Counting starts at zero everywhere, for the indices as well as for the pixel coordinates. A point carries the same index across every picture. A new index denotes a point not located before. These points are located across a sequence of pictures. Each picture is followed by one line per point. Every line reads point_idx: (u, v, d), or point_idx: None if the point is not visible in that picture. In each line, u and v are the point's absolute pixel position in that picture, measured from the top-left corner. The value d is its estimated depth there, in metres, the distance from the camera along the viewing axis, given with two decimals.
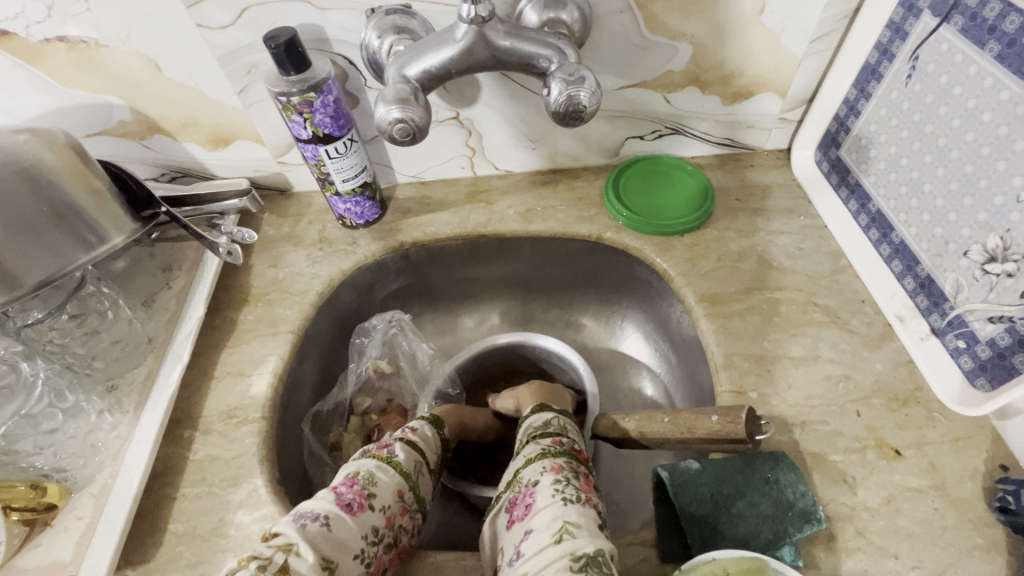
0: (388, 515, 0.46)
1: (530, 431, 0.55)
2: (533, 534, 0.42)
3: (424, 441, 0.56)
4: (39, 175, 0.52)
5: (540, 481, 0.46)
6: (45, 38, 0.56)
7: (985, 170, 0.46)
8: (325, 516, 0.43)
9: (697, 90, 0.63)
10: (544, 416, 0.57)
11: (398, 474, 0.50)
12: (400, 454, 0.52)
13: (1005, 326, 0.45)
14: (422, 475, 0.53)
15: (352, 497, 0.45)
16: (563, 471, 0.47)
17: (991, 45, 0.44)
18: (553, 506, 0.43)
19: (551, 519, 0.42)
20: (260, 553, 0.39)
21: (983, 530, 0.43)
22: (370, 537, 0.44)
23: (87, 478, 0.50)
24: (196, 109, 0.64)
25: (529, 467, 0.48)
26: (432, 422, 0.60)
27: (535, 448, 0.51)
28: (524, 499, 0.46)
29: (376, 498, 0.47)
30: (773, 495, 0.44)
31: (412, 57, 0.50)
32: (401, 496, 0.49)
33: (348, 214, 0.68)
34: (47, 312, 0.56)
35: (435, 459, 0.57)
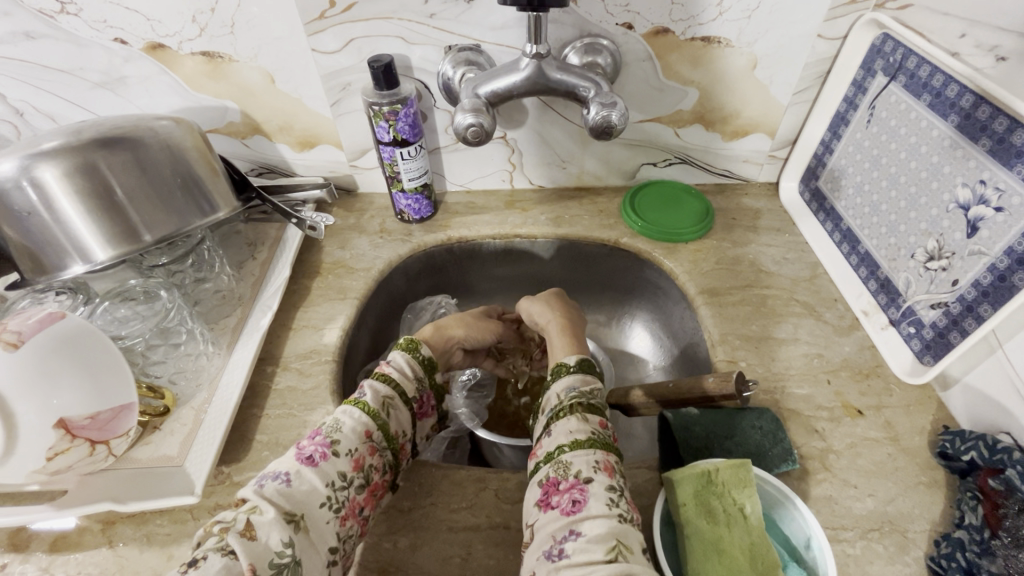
0: (355, 459, 0.48)
1: (572, 394, 0.55)
2: (582, 539, 0.43)
3: (400, 373, 0.58)
4: (179, 152, 0.66)
5: (593, 482, 0.46)
6: (190, 52, 0.72)
7: (924, 190, 0.59)
8: (286, 474, 0.46)
9: (702, 127, 0.78)
10: (589, 382, 0.56)
11: (365, 415, 0.52)
12: (368, 394, 0.53)
13: (942, 311, 0.57)
14: (394, 410, 0.54)
15: (312, 449, 0.48)
16: (615, 477, 0.47)
17: (925, 96, 0.59)
18: (609, 520, 0.44)
19: (606, 534, 0.43)
20: (224, 519, 0.42)
21: (928, 471, 0.53)
22: (336, 482, 0.47)
23: (191, 394, 0.60)
24: (295, 116, 0.79)
25: (578, 452, 0.49)
26: (409, 348, 0.60)
27: (585, 429, 0.51)
28: (571, 492, 0.46)
29: (340, 444, 0.49)
30: (756, 436, 0.54)
31: (483, 81, 0.65)
32: (370, 436, 0.51)
33: (407, 210, 0.82)
34: (172, 259, 0.73)
35: (413, 388, 0.58)
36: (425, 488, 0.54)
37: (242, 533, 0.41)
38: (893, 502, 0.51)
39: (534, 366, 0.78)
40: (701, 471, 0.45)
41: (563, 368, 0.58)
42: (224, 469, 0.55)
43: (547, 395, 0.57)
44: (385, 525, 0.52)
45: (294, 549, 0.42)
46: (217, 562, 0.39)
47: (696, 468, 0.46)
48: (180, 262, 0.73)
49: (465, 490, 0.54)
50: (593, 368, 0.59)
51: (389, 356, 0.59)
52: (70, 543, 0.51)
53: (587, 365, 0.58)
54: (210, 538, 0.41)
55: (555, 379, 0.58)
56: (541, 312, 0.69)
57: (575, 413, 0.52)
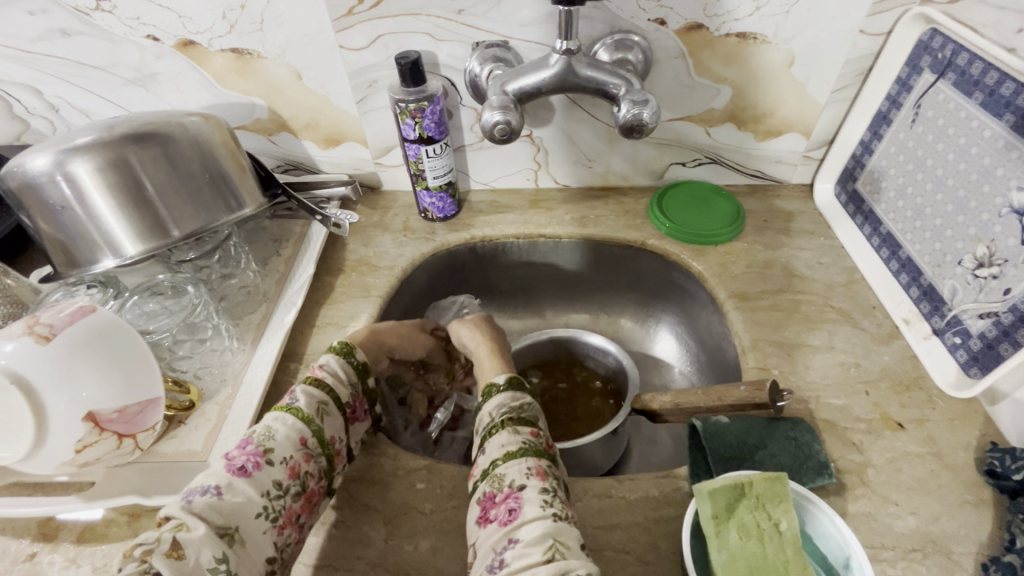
0: (291, 466, 0.47)
1: (503, 411, 0.53)
2: (520, 546, 0.42)
3: (334, 378, 0.55)
4: (208, 148, 0.66)
5: (526, 488, 0.46)
6: (220, 49, 0.72)
7: (974, 193, 0.56)
8: (216, 488, 0.44)
9: (734, 126, 0.76)
10: (519, 398, 0.55)
11: (299, 422, 0.50)
12: (301, 400, 0.52)
13: (992, 321, 0.54)
14: (328, 417, 0.52)
15: (243, 460, 0.46)
16: (548, 479, 0.47)
17: (977, 94, 0.56)
18: (543, 521, 0.43)
19: (542, 535, 0.42)
20: (146, 539, 0.39)
21: (974, 490, 0.50)
22: (272, 492, 0.46)
23: (216, 389, 0.61)
24: (321, 113, 0.79)
25: (510, 463, 0.48)
26: (342, 352, 0.58)
27: (515, 439, 0.50)
28: (507, 501, 0.46)
29: (273, 453, 0.47)
30: (791, 448, 0.51)
31: (511, 78, 0.63)
32: (304, 443, 0.49)
33: (431, 208, 0.81)
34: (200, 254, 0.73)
35: (347, 393, 0.56)
36: (446, 491, 0.54)
37: (168, 554, 0.39)
38: (936, 522, 0.48)
39: (455, 384, 0.76)
40: (736, 482, 0.43)
41: (493, 388, 0.57)
42: None
43: (480, 415, 0.55)
44: (407, 529, 0.51)
45: (229, 563, 0.41)
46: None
47: (731, 480, 0.44)
48: (209, 257, 0.73)
49: None
50: (524, 385, 0.57)
51: (320, 359, 0.57)
52: (96, 535, 0.51)
53: (518, 382, 0.57)
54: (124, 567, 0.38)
55: (486, 400, 0.56)
56: (471, 334, 0.68)
57: (506, 426, 0.51)
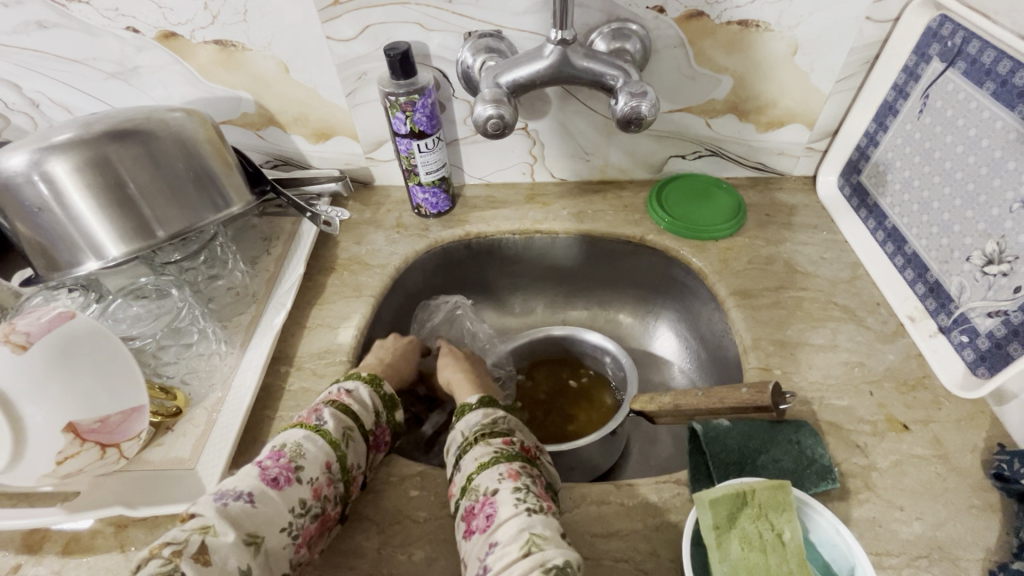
0: (315, 488, 0.47)
1: (476, 427, 0.53)
2: (500, 547, 0.42)
3: (360, 406, 0.55)
4: (192, 146, 0.64)
5: (499, 491, 0.46)
6: (203, 41, 0.70)
7: (984, 187, 0.54)
8: (248, 495, 0.44)
9: (735, 117, 0.73)
10: (491, 413, 0.55)
11: (327, 445, 0.50)
12: (329, 423, 0.52)
13: (1001, 319, 0.52)
14: (353, 444, 0.52)
15: (278, 471, 0.47)
16: (521, 479, 0.47)
17: (988, 84, 0.54)
18: (518, 518, 0.44)
19: (518, 531, 0.43)
20: (174, 538, 0.40)
21: (981, 493, 0.49)
22: (297, 509, 0.46)
23: (203, 394, 0.59)
24: (309, 107, 0.76)
25: (484, 473, 0.48)
26: (370, 380, 0.59)
27: (487, 450, 0.50)
28: (484, 507, 0.46)
29: (303, 471, 0.48)
30: (795, 452, 0.50)
31: (505, 69, 0.61)
32: (329, 467, 0.49)
33: (424, 204, 0.79)
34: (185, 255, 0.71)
35: (371, 421, 0.55)
36: (440, 499, 0.52)
37: (196, 558, 0.40)
38: (942, 527, 0.47)
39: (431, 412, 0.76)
40: (736, 491, 0.42)
41: (467, 406, 0.57)
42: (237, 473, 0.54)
43: (452, 434, 0.55)
44: (400, 539, 0.50)
45: None
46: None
47: (733, 487, 0.43)
48: (195, 258, 0.71)
49: None
50: (496, 403, 0.58)
51: (348, 384, 0.57)
52: (82, 547, 0.50)
53: (490, 399, 0.57)
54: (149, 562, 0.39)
55: (460, 418, 0.56)
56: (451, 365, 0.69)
57: (478, 441, 0.51)
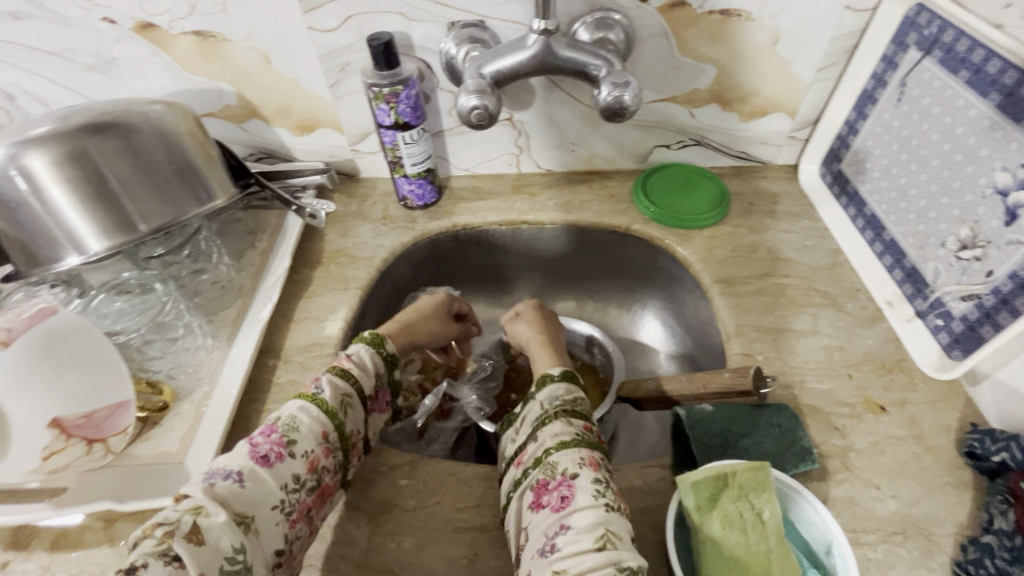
0: (310, 461, 0.47)
1: (557, 402, 0.53)
2: (571, 532, 0.43)
3: (359, 369, 0.55)
4: (174, 139, 0.64)
5: (579, 477, 0.46)
6: (182, 32, 0.69)
7: (958, 174, 0.55)
8: (237, 474, 0.44)
9: (718, 106, 0.74)
10: (572, 391, 0.55)
11: (323, 415, 0.50)
12: (326, 391, 0.51)
13: (974, 303, 0.54)
14: (351, 411, 0.52)
15: (267, 448, 0.46)
16: (600, 470, 0.47)
17: (963, 72, 0.55)
18: (595, 510, 0.44)
19: (594, 524, 0.43)
20: (167, 519, 0.40)
21: (955, 471, 0.50)
22: (291, 485, 0.46)
23: (191, 388, 0.59)
24: (292, 98, 0.75)
25: (564, 453, 0.48)
26: (374, 344, 0.58)
27: (568, 429, 0.50)
28: (559, 489, 0.46)
29: (296, 446, 0.47)
30: (775, 434, 0.51)
31: (489, 60, 0.61)
32: (326, 437, 0.49)
33: (410, 196, 0.79)
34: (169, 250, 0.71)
35: (372, 385, 0.55)
36: (430, 487, 0.53)
37: (189, 537, 0.39)
38: (917, 504, 0.49)
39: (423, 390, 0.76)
40: (719, 473, 0.43)
41: (546, 378, 0.57)
42: None
43: (531, 404, 0.55)
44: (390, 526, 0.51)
45: (245, 556, 0.41)
46: (161, 569, 0.38)
47: (715, 469, 0.43)
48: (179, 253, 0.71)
49: (471, 488, 0.53)
50: (577, 379, 0.57)
51: (350, 349, 0.57)
52: (71, 542, 0.50)
53: (572, 374, 0.57)
54: (145, 541, 0.39)
55: (539, 388, 0.56)
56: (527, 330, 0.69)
57: (560, 418, 0.52)
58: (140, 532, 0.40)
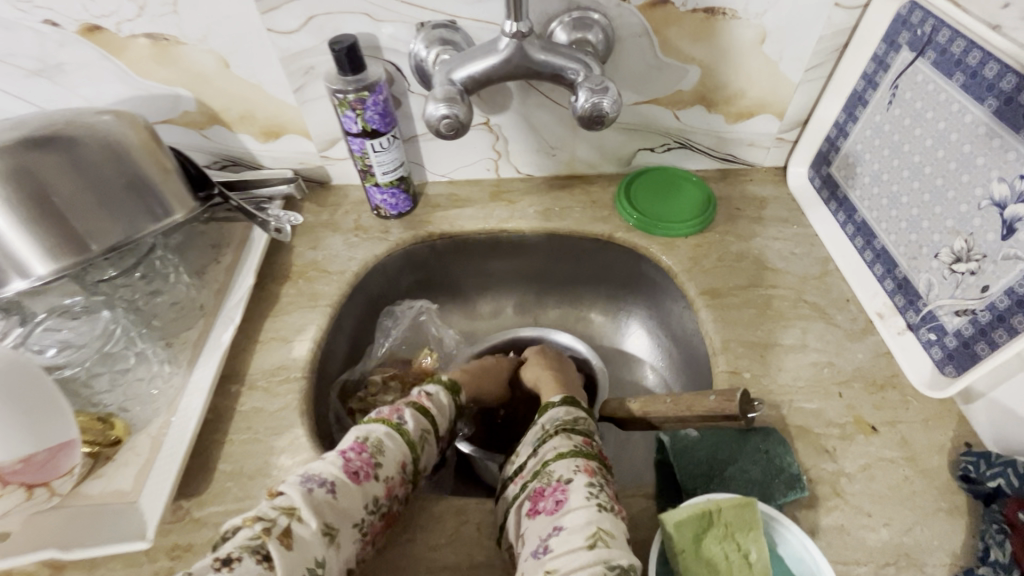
0: (389, 487, 0.49)
1: (557, 423, 0.55)
2: (565, 533, 0.44)
3: (437, 409, 0.58)
4: (122, 151, 0.60)
5: (573, 481, 0.47)
6: (132, 34, 0.64)
7: (953, 183, 0.53)
8: (331, 484, 0.46)
9: (703, 108, 0.71)
10: (572, 412, 0.56)
11: (405, 445, 0.52)
12: (409, 423, 0.54)
13: (969, 318, 0.52)
14: (426, 445, 0.55)
15: (359, 465, 0.48)
16: (596, 477, 0.48)
17: (958, 75, 0.52)
18: (588, 510, 0.45)
19: (586, 523, 0.44)
20: (265, 515, 0.43)
21: (948, 496, 0.48)
22: (370, 507, 0.48)
23: (147, 419, 0.55)
24: (255, 103, 0.71)
25: (560, 462, 0.49)
26: (449, 387, 0.62)
27: (567, 442, 0.51)
28: (554, 493, 0.47)
29: (381, 468, 0.49)
30: (762, 460, 0.49)
31: (458, 65, 0.57)
32: (403, 467, 0.51)
33: (383, 205, 0.75)
34: (122, 271, 0.67)
35: (445, 425, 0.59)
36: (404, 522, 0.51)
37: (280, 539, 0.42)
38: (910, 533, 0.47)
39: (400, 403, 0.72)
40: (703, 510, 0.41)
41: (548, 405, 0.58)
42: (183, 504, 0.51)
43: (533, 427, 0.56)
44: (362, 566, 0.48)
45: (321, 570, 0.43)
46: (253, 565, 0.40)
47: (698, 506, 0.41)
48: (133, 275, 0.67)
49: (445, 525, 0.51)
50: (578, 403, 0.58)
51: (429, 388, 0.60)
52: None
53: (573, 399, 0.59)
54: (241, 531, 0.42)
55: (541, 414, 0.58)
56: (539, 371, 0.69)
57: (559, 435, 0.53)
58: (237, 523, 0.43)
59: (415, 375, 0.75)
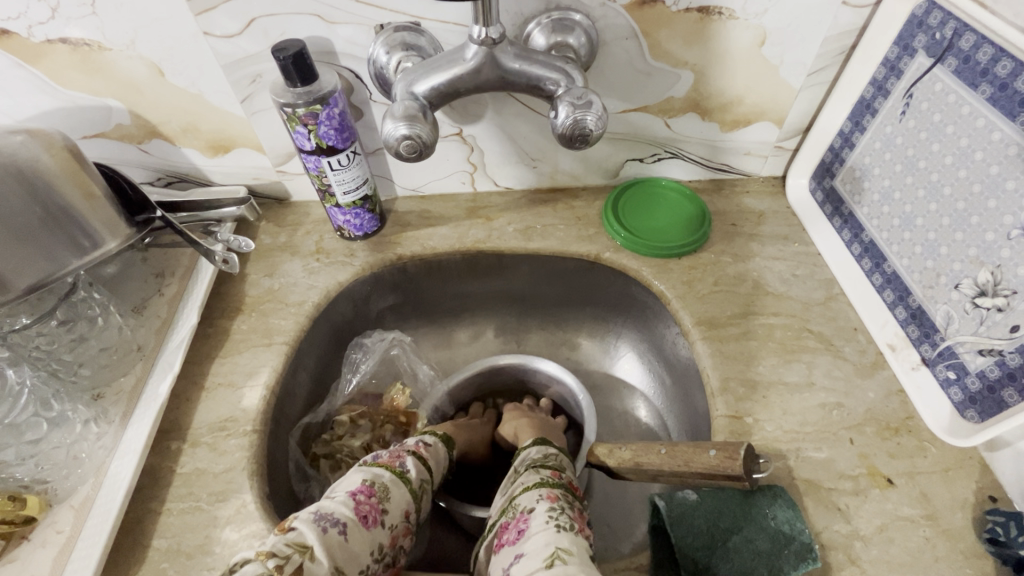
0: (393, 535, 0.49)
1: (529, 460, 0.55)
2: (524, 559, 0.42)
3: (432, 456, 0.58)
4: (34, 176, 0.52)
5: (535, 509, 0.46)
6: (47, 39, 0.56)
7: (976, 208, 0.47)
8: (343, 524, 0.45)
9: (697, 116, 0.65)
10: (545, 449, 0.57)
11: (409, 493, 0.52)
12: (411, 470, 0.54)
13: (995, 360, 0.46)
14: (425, 494, 0.55)
15: (367, 509, 0.47)
16: (559, 501, 0.47)
17: (984, 87, 0.46)
18: (546, 532, 0.43)
19: (545, 544, 0.42)
20: (279, 552, 0.40)
21: (973, 561, 0.43)
22: (376, 554, 0.46)
23: (70, 489, 0.48)
24: (197, 115, 0.63)
25: (525, 494, 0.49)
26: (443, 438, 0.62)
27: (535, 476, 0.51)
28: (517, 524, 0.46)
29: (387, 514, 0.49)
30: (769, 529, 0.43)
31: (420, 76, 0.50)
32: (407, 516, 0.51)
33: (347, 226, 0.68)
34: (37, 318, 0.58)
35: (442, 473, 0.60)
36: None
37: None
38: None
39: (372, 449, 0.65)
40: None
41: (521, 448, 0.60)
42: None
43: (510, 468, 0.57)
44: None
45: None
46: None
47: None
48: (49, 323, 0.58)
49: None
50: (551, 442, 0.59)
51: (423, 437, 0.60)
52: None
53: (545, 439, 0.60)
54: (253, 566, 0.39)
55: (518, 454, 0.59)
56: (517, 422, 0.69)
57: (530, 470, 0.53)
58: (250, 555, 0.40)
59: (386, 413, 0.69)
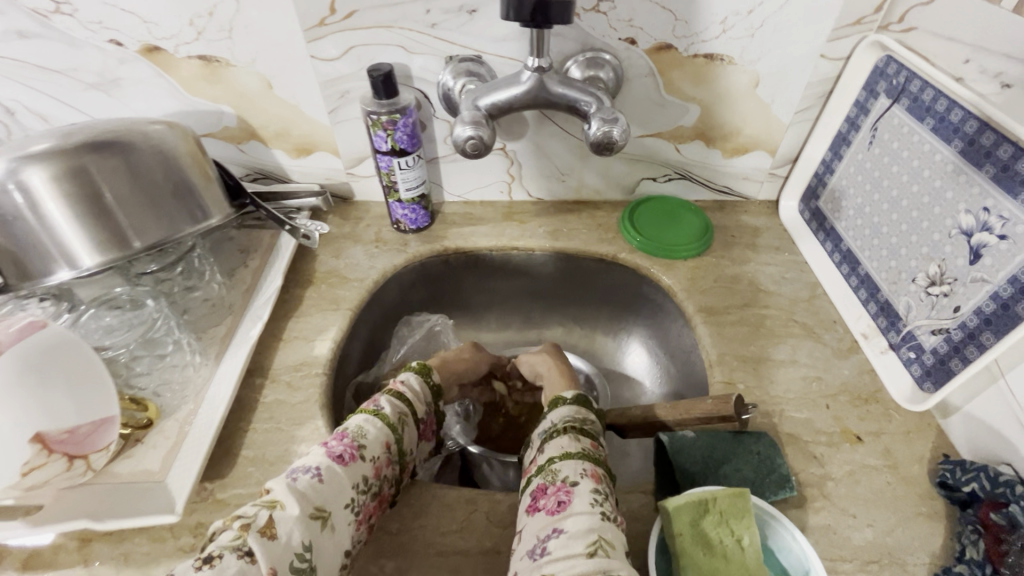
0: (377, 467, 0.51)
1: (567, 419, 0.56)
2: (564, 536, 0.44)
3: (412, 394, 0.60)
4: (171, 158, 0.65)
5: (579, 484, 0.48)
6: (187, 56, 0.71)
7: (926, 214, 0.59)
8: (316, 469, 0.47)
9: (702, 143, 0.77)
10: (583, 413, 0.58)
11: (385, 427, 0.53)
12: (386, 408, 0.55)
13: (943, 337, 0.56)
14: (407, 428, 0.56)
15: (342, 449, 0.49)
16: (602, 484, 0.49)
17: (929, 120, 0.59)
18: (591, 517, 0.45)
19: (586, 530, 0.44)
20: (244, 513, 0.43)
21: (927, 501, 0.52)
22: (360, 486, 0.49)
23: (176, 406, 0.59)
24: (292, 122, 0.77)
25: (567, 462, 0.51)
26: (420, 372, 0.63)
27: (576, 443, 0.53)
28: (557, 493, 0.48)
29: (365, 449, 0.51)
30: (755, 461, 0.53)
31: (483, 93, 0.64)
32: (388, 448, 0.53)
33: (403, 219, 0.80)
34: (161, 266, 0.72)
35: (423, 408, 0.60)
36: (414, 510, 0.54)
37: (262, 532, 0.42)
38: (892, 534, 0.50)
39: None
40: (698, 499, 0.45)
41: (560, 400, 0.60)
42: (207, 485, 0.54)
43: (545, 421, 0.58)
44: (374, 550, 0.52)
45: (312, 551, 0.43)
46: (234, 561, 0.40)
47: (694, 497, 0.45)
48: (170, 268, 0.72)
49: (455, 513, 0.54)
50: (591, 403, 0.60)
51: (403, 375, 0.62)
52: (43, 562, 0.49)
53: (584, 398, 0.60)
54: (224, 532, 0.42)
55: (552, 410, 0.59)
56: (541, 360, 0.71)
57: (566, 433, 0.54)
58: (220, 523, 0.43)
59: None
